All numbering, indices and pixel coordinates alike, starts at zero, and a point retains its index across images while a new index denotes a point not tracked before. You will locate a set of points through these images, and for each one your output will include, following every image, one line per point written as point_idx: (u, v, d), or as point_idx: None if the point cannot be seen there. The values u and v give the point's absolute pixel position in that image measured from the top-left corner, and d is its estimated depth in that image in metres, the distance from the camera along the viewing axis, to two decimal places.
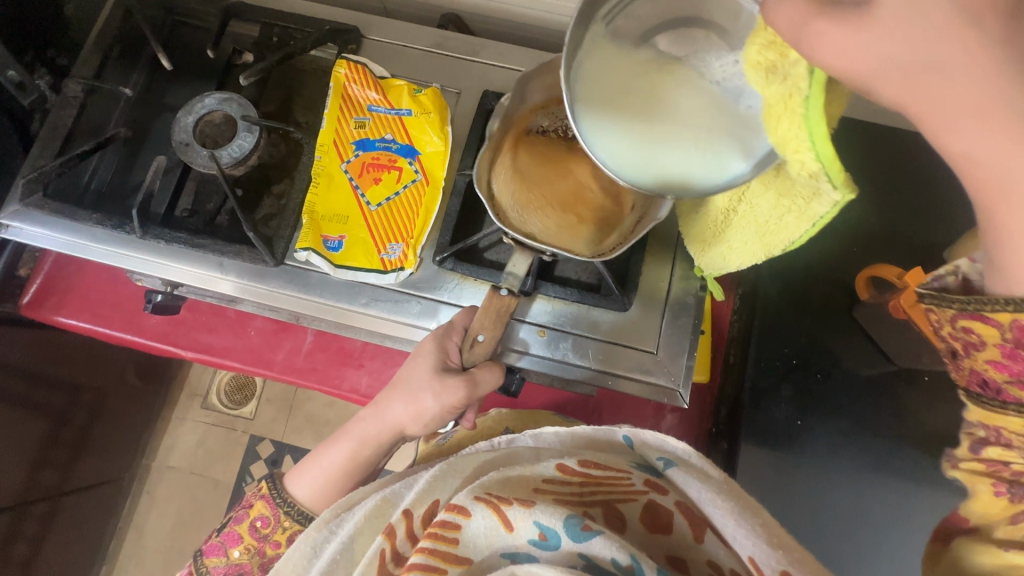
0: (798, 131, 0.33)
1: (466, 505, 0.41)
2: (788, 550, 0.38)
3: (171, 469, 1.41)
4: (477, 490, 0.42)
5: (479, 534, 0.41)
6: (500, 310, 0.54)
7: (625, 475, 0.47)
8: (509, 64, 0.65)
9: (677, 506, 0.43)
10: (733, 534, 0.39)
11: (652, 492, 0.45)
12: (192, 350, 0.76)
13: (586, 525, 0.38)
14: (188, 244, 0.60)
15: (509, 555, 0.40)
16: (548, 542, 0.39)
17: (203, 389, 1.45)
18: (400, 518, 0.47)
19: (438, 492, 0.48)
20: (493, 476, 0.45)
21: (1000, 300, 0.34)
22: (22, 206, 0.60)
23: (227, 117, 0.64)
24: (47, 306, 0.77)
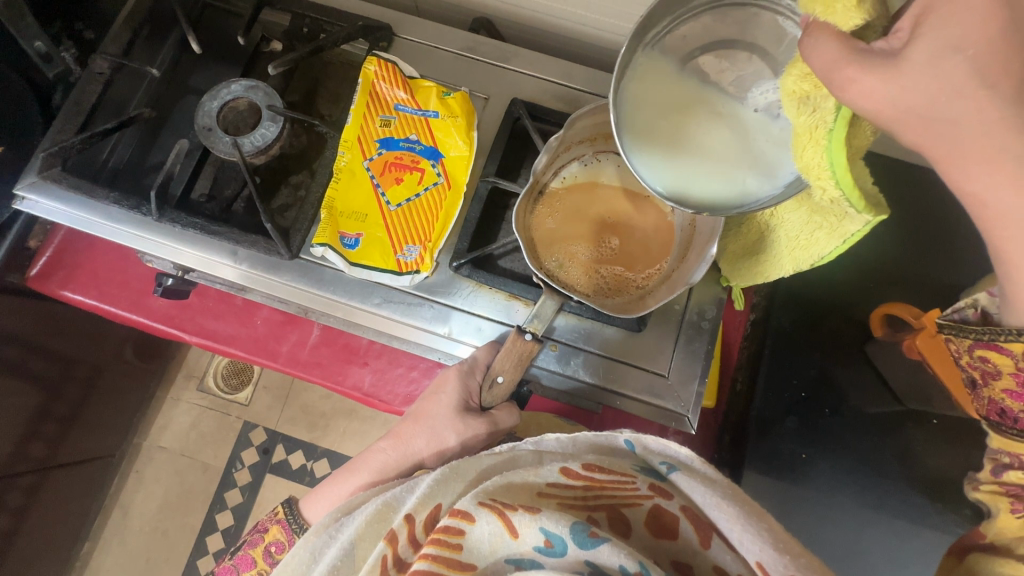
0: (820, 161, 0.37)
1: (470, 511, 0.40)
2: (794, 556, 0.36)
3: (161, 450, 1.41)
4: (481, 495, 0.42)
5: (484, 541, 0.40)
6: (522, 353, 0.55)
7: (629, 478, 0.44)
8: (539, 73, 0.65)
9: (683, 512, 0.41)
10: (739, 540, 0.38)
11: (657, 498, 0.43)
12: (197, 335, 0.76)
13: (592, 532, 0.38)
14: (203, 230, 0.59)
15: (513, 561, 0.39)
16: (553, 549, 0.38)
17: (200, 371, 1.46)
18: (401, 525, 0.44)
19: (440, 497, 0.46)
20: (492, 484, 0.43)
21: (1012, 329, 0.37)
22: (39, 179, 0.59)
23: (251, 105, 0.64)
24: (54, 279, 0.77)
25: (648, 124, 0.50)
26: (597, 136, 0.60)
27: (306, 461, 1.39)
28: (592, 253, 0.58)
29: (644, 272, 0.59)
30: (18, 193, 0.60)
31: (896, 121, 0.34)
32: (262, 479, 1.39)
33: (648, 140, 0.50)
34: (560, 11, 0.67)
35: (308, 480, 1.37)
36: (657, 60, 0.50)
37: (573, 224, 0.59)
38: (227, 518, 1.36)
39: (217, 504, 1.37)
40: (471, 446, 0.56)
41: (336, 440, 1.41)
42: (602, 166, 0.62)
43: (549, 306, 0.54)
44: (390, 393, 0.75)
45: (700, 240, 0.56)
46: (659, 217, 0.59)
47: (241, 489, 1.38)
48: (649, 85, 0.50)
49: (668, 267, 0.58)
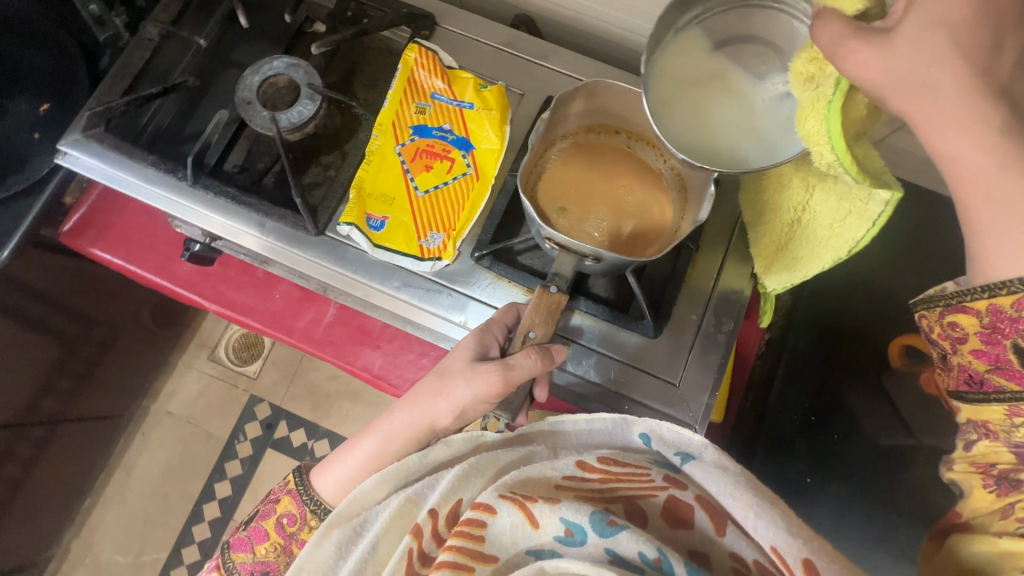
0: (819, 129, 0.39)
1: (490, 503, 0.41)
2: (807, 538, 0.39)
3: (169, 415, 1.45)
4: (500, 488, 0.42)
5: (505, 533, 0.41)
6: (551, 306, 0.52)
7: (644, 470, 0.45)
8: (576, 73, 0.64)
9: (697, 502, 0.43)
10: (754, 526, 0.40)
11: (672, 489, 0.44)
12: (217, 303, 0.77)
13: (611, 520, 0.39)
14: (234, 199, 0.60)
15: (533, 552, 0.40)
16: (574, 538, 0.39)
17: (213, 341, 1.50)
18: (427, 519, 0.46)
19: (462, 492, 0.47)
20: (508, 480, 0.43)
21: (974, 288, 0.36)
22: (82, 136, 0.61)
23: (291, 82, 0.66)
24: (85, 237, 0.79)
25: (676, 107, 0.50)
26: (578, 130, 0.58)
27: (307, 440, 1.42)
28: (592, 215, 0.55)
29: (648, 233, 0.56)
30: (61, 148, 0.61)
31: (884, 90, 0.35)
32: (263, 454, 1.41)
33: (676, 123, 0.50)
34: (603, 14, 0.67)
35: (308, 459, 1.39)
36: (687, 50, 0.51)
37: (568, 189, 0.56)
38: (226, 488, 1.39)
39: (216, 474, 1.40)
40: (481, 397, 0.52)
41: (338, 422, 1.43)
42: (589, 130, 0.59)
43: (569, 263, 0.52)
44: (399, 377, 0.75)
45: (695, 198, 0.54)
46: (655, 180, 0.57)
47: (242, 461, 1.41)
48: (678, 71, 0.51)
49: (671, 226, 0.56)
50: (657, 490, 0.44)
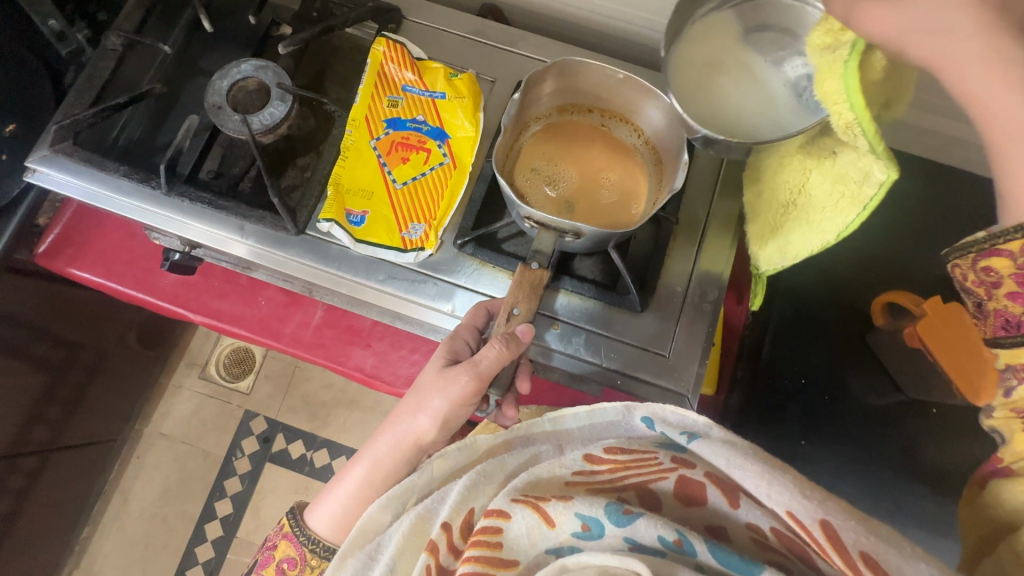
0: (837, 87, 0.38)
1: (505, 508, 0.42)
2: (829, 502, 0.35)
3: (162, 437, 1.43)
4: (513, 493, 0.43)
5: (522, 536, 0.41)
6: (534, 283, 0.53)
7: (652, 455, 0.44)
8: (546, 57, 0.65)
9: (708, 478, 0.42)
10: (767, 494, 0.36)
11: (681, 469, 0.43)
12: (202, 314, 0.77)
13: (627, 509, 0.39)
14: (211, 205, 0.60)
15: (553, 551, 0.41)
16: (590, 532, 0.39)
17: (202, 359, 1.50)
18: (442, 534, 0.46)
19: (473, 500, 0.47)
20: (522, 484, 0.44)
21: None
22: (50, 151, 0.60)
23: (261, 85, 0.65)
24: (62, 257, 0.78)
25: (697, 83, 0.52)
26: (551, 112, 0.58)
27: (306, 450, 1.42)
28: (572, 194, 0.56)
29: (627, 207, 0.57)
30: (30, 165, 0.60)
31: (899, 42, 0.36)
32: (262, 468, 1.40)
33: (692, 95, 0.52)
34: None
35: (309, 470, 1.39)
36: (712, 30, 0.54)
37: (545, 172, 0.57)
38: (227, 505, 1.38)
39: (216, 492, 1.39)
40: (457, 403, 0.55)
41: (336, 430, 1.43)
42: (561, 110, 0.59)
43: (549, 240, 0.52)
44: (392, 374, 0.75)
45: (670, 168, 0.55)
46: (628, 156, 0.58)
47: (241, 477, 1.40)
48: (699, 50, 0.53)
49: (649, 199, 0.57)
50: (666, 473, 0.43)
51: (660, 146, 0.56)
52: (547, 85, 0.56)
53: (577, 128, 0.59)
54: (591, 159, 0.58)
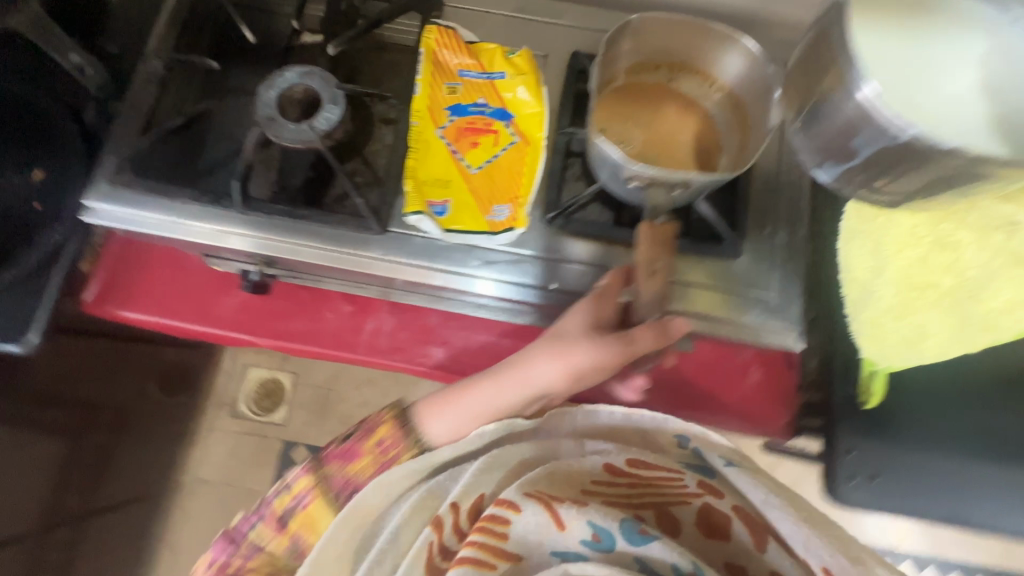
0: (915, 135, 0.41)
1: (514, 502, 0.53)
2: (846, 556, 0.51)
3: (203, 482, 1.41)
4: (525, 488, 0.55)
5: (530, 531, 0.53)
6: (662, 238, 0.50)
7: (680, 477, 0.59)
8: (593, 25, 0.65)
9: (734, 513, 0.56)
10: (810, 549, 0.52)
11: (706, 496, 0.58)
12: (269, 338, 0.75)
13: (641, 531, 0.52)
14: (292, 217, 0.59)
15: (559, 554, 0.53)
16: (601, 543, 0.52)
17: (230, 398, 1.48)
18: (448, 512, 0.56)
19: (482, 489, 0.57)
20: (551, 495, 0.55)
21: None
22: (111, 186, 0.58)
23: (307, 92, 0.63)
24: (111, 301, 0.75)
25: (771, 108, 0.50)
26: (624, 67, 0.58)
27: None
28: (659, 145, 0.56)
29: (713, 156, 0.57)
30: (87, 204, 0.58)
31: None
32: None
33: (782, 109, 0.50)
34: None
35: None
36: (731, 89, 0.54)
37: (629, 128, 0.57)
38: None
39: None
40: (563, 370, 0.55)
41: None
42: (632, 66, 0.58)
43: (661, 193, 0.51)
44: (474, 367, 0.74)
45: (756, 111, 0.56)
46: (705, 104, 0.58)
47: None
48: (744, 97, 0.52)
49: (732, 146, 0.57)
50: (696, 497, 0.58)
51: (737, 90, 0.57)
52: (625, 39, 0.55)
53: (650, 83, 0.59)
54: (670, 112, 0.58)
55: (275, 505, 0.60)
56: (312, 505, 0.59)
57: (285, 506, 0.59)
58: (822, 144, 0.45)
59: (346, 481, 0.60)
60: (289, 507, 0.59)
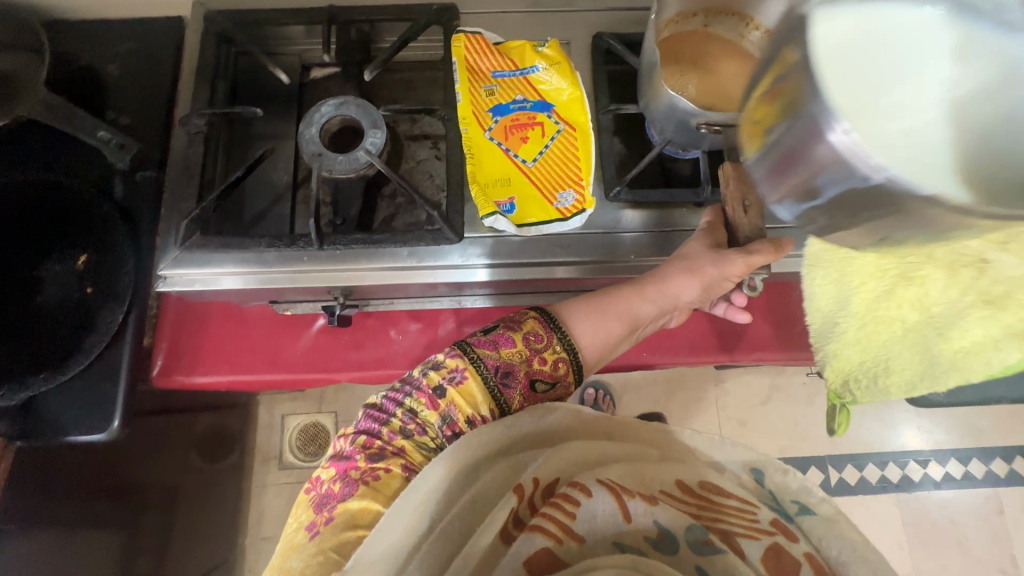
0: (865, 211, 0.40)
1: (589, 485, 0.47)
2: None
3: (266, 540, 1.44)
4: (601, 474, 0.48)
5: (599, 514, 0.46)
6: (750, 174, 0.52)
7: (752, 509, 0.47)
8: (606, 5, 0.67)
9: (806, 559, 0.42)
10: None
11: (777, 535, 0.44)
12: (345, 370, 0.76)
13: (707, 539, 0.45)
14: (368, 242, 0.59)
15: (618, 543, 0.45)
16: (663, 542, 0.45)
17: (275, 452, 1.49)
18: (529, 482, 0.48)
19: (562, 473, 0.49)
20: (642, 505, 0.47)
21: None
22: (184, 250, 0.58)
23: (344, 122, 0.65)
24: (179, 369, 0.74)
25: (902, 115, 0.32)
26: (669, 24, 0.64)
27: None
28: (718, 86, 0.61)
29: None
30: (160, 272, 0.58)
31: None
32: None
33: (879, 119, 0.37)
34: None
35: None
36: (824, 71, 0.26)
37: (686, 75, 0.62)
38: None
39: None
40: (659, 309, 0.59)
41: None
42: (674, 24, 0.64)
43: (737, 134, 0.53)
44: None
45: None
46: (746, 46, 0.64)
47: None
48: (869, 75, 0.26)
49: None
50: (758, 534, 0.44)
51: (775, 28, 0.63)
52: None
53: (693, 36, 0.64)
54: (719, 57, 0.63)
55: (326, 479, 0.49)
56: (362, 488, 0.48)
57: (332, 487, 0.49)
58: (782, 176, 0.31)
59: (412, 424, 0.51)
60: (351, 443, 0.51)
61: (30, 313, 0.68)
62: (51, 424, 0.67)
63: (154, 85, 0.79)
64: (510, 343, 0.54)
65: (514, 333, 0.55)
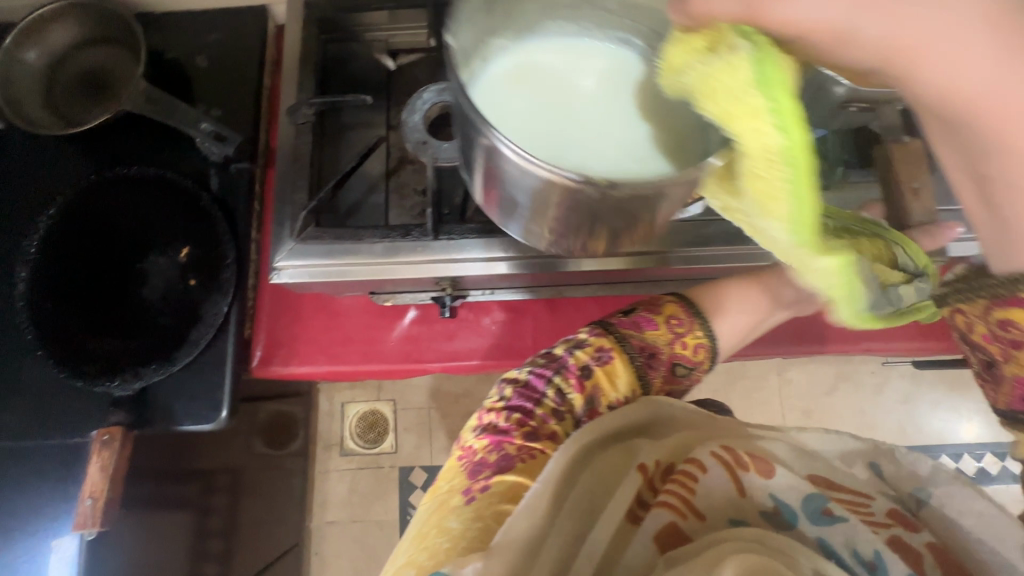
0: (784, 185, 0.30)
1: (705, 462, 0.48)
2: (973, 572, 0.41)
3: (330, 524, 1.44)
4: (714, 450, 0.49)
5: (716, 490, 0.47)
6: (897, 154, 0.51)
7: (865, 500, 0.46)
8: None
9: (928, 549, 0.42)
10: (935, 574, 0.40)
11: (897, 528, 0.43)
12: (438, 361, 0.75)
13: (825, 511, 0.45)
14: (484, 231, 0.60)
15: (736, 521, 0.46)
16: (781, 517, 0.46)
17: (336, 438, 1.49)
18: (649, 462, 0.48)
19: (678, 456, 0.50)
20: (755, 478, 0.47)
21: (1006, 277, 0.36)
22: (298, 243, 0.59)
23: (445, 108, 0.64)
24: (276, 360, 0.75)
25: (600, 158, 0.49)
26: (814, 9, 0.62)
27: None
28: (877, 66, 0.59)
29: None
30: (275, 265, 0.59)
31: None
32: None
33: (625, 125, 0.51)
34: None
35: None
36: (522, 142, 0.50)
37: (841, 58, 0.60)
38: None
39: None
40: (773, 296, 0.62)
41: None
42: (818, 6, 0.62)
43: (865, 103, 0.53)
44: None
45: None
46: None
47: None
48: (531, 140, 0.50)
49: None
50: (874, 527, 0.43)
51: None
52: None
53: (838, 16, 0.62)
54: None
55: (480, 448, 0.48)
56: (519, 464, 0.46)
57: (487, 457, 0.47)
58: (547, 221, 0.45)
59: (563, 406, 0.51)
60: (504, 416, 0.50)
61: (137, 307, 0.71)
62: (164, 410, 0.68)
63: (243, 74, 0.77)
64: (655, 326, 0.56)
65: (657, 316, 0.57)
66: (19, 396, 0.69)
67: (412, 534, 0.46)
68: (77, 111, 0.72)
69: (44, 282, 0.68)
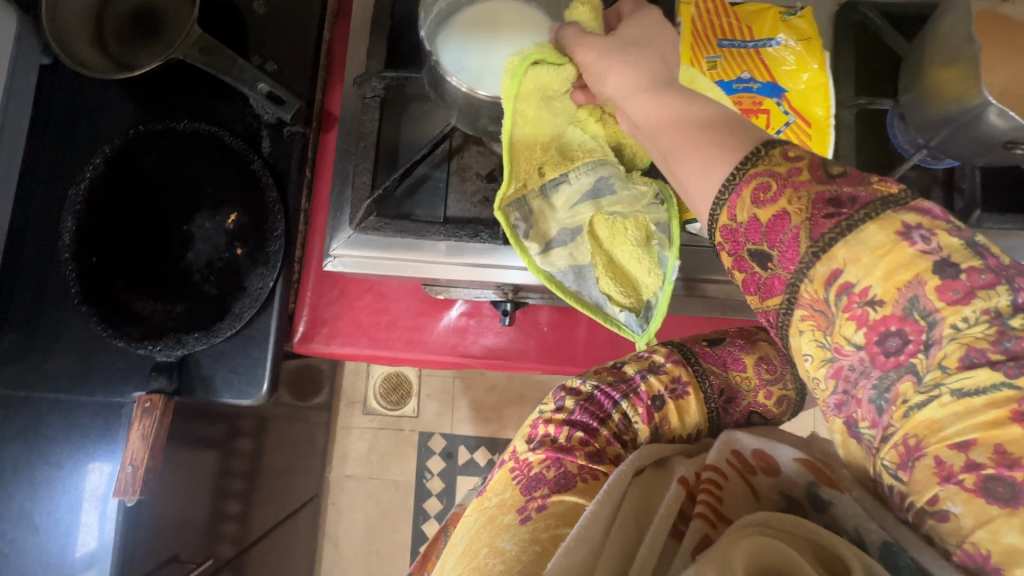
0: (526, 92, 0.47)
1: (720, 462, 0.40)
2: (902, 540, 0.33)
3: (349, 478, 1.44)
4: (726, 447, 0.41)
5: (739, 496, 0.39)
6: None
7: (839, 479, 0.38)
8: None
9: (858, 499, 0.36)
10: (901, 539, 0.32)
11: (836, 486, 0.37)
12: (484, 357, 0.73)
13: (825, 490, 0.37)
14: None
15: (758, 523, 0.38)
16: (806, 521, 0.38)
17: (360, 396, 1.47)
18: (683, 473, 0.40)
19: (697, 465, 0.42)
20: (765, 479, 0.40)
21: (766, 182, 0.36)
22: (355, 232, 0.56)
23: None
24: (318, 338, 0.73)
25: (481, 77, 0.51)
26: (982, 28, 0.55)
27: (492, 455, 1.44)
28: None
29: None
30: (330, 253, 0.57)
31: None
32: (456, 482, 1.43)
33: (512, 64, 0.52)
34: None
35: None
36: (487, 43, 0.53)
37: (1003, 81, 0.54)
38: (433, 524, 1.42)
39: (420, 515, 1.42)
40: None
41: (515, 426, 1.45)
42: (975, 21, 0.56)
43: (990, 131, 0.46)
44: None
45: None
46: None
47: (438, 496, 1.43)
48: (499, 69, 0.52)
49: None
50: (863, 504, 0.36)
51: None
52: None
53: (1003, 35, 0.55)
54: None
55: (536, 463, 0.43)
56: (580, 485, 0.41)
57: (545, 472, 0.42)
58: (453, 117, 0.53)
59: (627, 432, 0.46)
60: (565, 433, 0.45)
61: (182, 271, 0.67)
62: (205, 380, 0.67)
63: (305, 25, 0.71)
64: (741, 367, 0.52)
65: (746, 356, 0.52)
66: (65, 348, 0.68)
67: (457, 548, 0.40)
68: (128, 53, 0.67)
69: (92, 238, 0.66)
